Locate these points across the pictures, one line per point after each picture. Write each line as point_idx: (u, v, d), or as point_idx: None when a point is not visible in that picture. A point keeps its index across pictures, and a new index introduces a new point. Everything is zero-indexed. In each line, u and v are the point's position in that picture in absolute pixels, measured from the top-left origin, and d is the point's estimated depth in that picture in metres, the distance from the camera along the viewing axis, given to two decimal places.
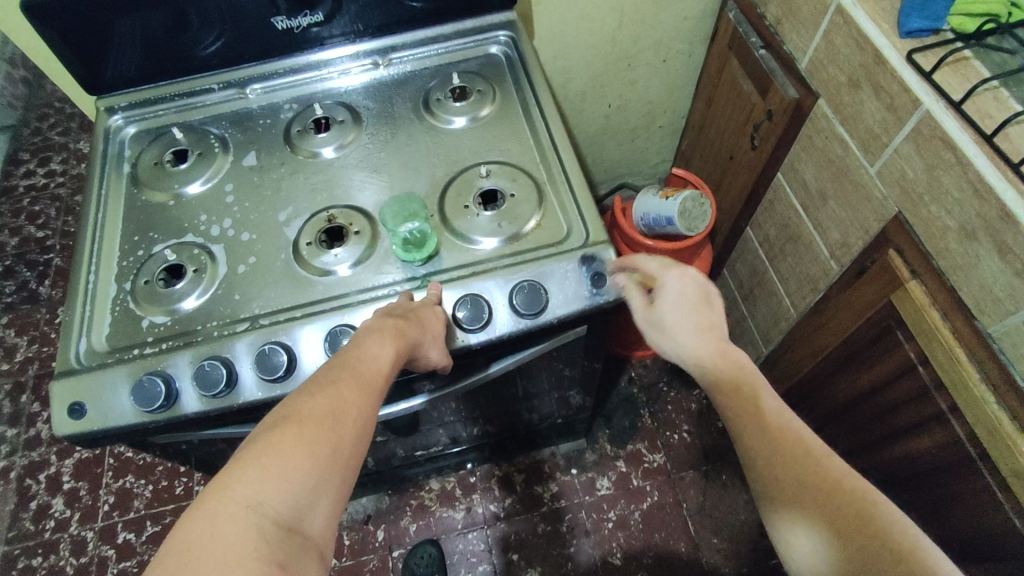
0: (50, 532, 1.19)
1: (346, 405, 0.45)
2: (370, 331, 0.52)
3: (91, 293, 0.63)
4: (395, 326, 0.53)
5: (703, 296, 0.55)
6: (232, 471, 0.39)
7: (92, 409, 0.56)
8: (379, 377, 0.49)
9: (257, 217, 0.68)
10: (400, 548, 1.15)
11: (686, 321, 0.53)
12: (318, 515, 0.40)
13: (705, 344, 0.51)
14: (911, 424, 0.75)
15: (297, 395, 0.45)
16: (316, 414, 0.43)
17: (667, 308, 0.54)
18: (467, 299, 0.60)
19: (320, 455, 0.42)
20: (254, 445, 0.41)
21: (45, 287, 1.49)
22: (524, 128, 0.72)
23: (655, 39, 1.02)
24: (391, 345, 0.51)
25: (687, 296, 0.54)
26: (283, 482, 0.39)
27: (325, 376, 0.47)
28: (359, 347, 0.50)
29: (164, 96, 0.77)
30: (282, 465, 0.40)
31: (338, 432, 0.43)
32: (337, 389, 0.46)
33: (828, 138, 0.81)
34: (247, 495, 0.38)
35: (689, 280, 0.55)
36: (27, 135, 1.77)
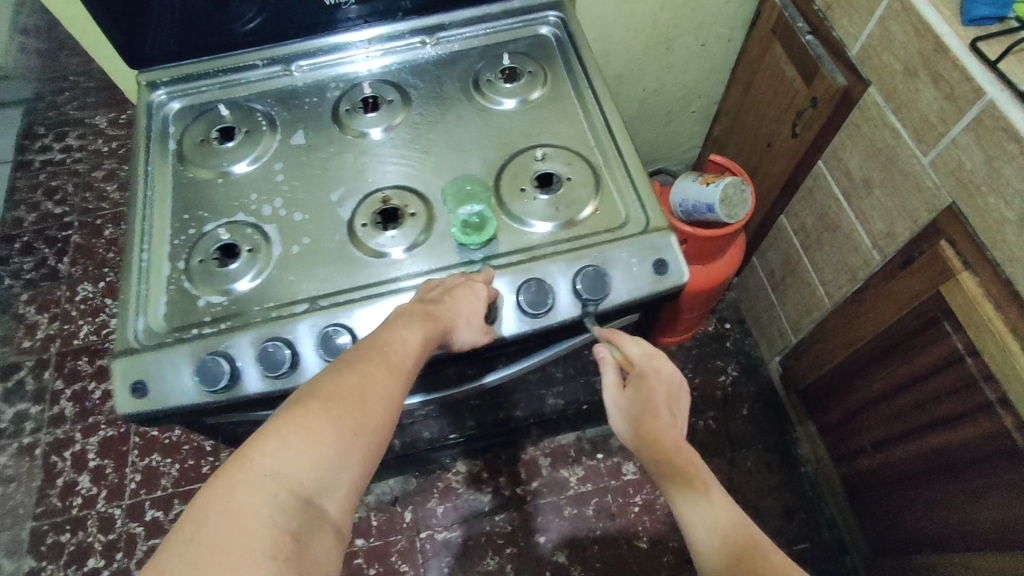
0: (77, 508, 1.20)
1: (371, 386, 0.47)
2: (401, 315, 0.53)
3: (145, 272, 0.63)
4: (426, 310, 0.54)
5: (671, 399, 0.54)
6: (257, 441, 0.42)
7: (154, 387, 0.56)
8: (407, 359, 0.50)
9: (307, 197, 0.67)
10: (427, 530, 1.16)
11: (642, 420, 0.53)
12: (335, 490, 0.43)
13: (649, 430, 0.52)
14: (953, 415, 0.76)
15: (327, 372, 0.48)
16: (338, 395, 0.46)
17: (633, 401, 0.54)
18: (524, 281, 0.59)
19: (341, 434, 0.44)
20: (281, 418, 0.44)
21: (65, 264, 1.48)
22: (577, 112, 0.71)
23: (695, 22, 1.01)
24: (421, 329, 0.52)
25: (656, 398, 0.53)
26: (302, 459, 0.42)
27: (356, 355, 0.49)
28: (390, 330, 0.51)
29: (208, 72, 0.76)
30: (302, 442, 0.43)
31: (360, 412, 0.46)
32: (363, 369, 0.48)
33: (878, 127, 0.80)
34: (266, 465, 0.41)
35: (667, 379, 0.55)
36: (42, 110, 1.75)
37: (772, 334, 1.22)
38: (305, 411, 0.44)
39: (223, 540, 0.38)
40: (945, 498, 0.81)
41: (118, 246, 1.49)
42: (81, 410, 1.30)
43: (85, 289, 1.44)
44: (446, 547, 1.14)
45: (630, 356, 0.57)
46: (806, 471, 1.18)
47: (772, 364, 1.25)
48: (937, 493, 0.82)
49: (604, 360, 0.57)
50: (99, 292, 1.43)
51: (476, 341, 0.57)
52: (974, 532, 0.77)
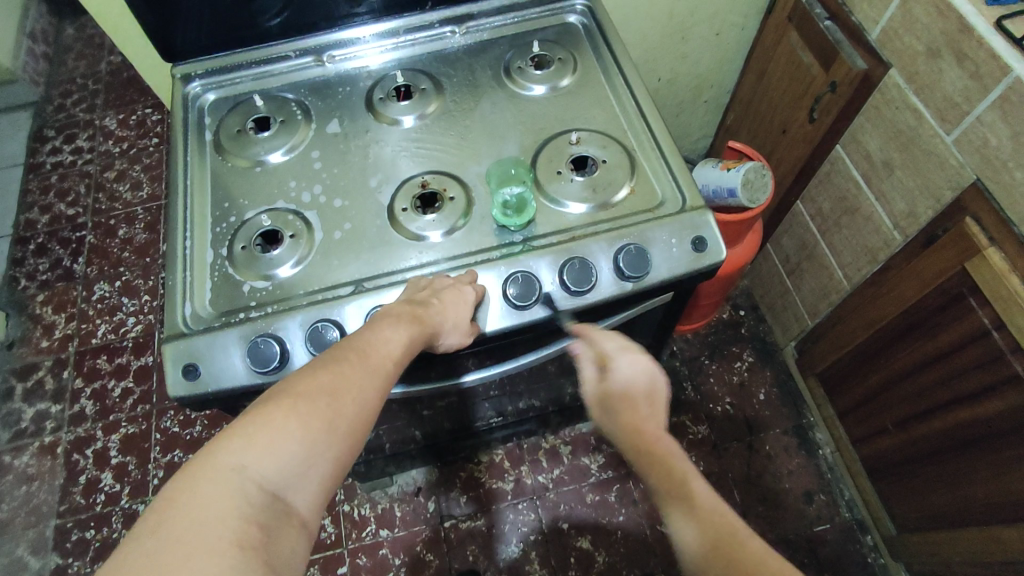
0: (101, 505, 1.20)
1: (348, 384, 0.44)
2: (388, 315, 0.51)
3: (189, 259, 0.64)
4: (414, 312, 0.52)
5: (648, 387, 0.53)
6: (227, 435, 0.40)
7: (205, 370, 0.57)
8: (387, 360, 0.48)
9: (347, 184, 0.68)
10: (451, 519, 1.17)
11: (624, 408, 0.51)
12: (303, 489, 0.41)
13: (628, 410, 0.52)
14: (979, 389, 0.77)
15: (303, 369, 0.45)
16: (312, 391, 0.43)
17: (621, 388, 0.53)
18: (518, 275, 0.60)
19: (313, 431, 0.41)
20: (251, 414, 0.41)
21: (80, 264, 1.48)
22: (608, 97, 0.72)
23: (712, 11, 1.02)
24: (406, 330, 0.50)
25: (636, 386, 0.53)
26: (270, 456, 0.40)
27: (333, 354, 0.47)
28: (374, 329, 0.49)
29: (240, 64, 0.77)
30: (272, 437, 0.40)
31: (334, 410, 0.43)
32: (340, 367, 0.45)
33: (899, 109, 0.81)
34: (236, 460, 0.39)
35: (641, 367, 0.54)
36: (51, 112, 1.75)
37: (788, 320, 1.24)
38: (276, 406, 0.41)
39: (187, 530, 0.35)
40: (970, 472, 0.82)
41: (133, 245, 1.50)
42: (102, 408, 1.30)
43: (102, 288, 1.44)
44: (470, 536, 1.15)
45: (604, 351, 0.56)
46: (824, 453, 1.19)
47: (787, 350, 1.26)
48: (963, 467, 0.83)
49: (584, 358, 0.58)
50: (115, 291, 1.44)
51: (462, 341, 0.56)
52: (1001, 504, 0.79)
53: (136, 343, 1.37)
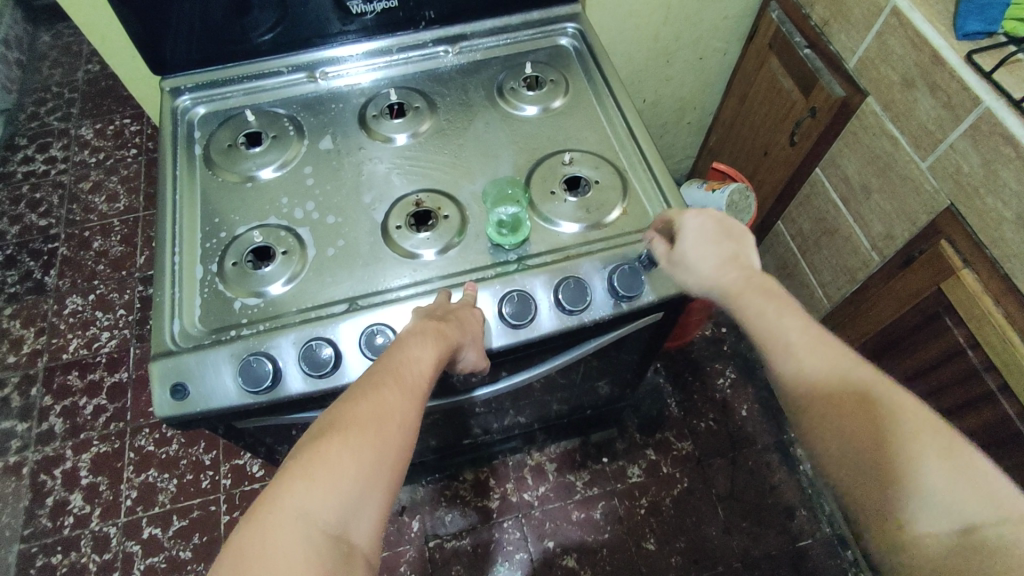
0: (69, 528, 1.16)
1: (390, 409, 0.45)
2: (413, 333, 0.52)
3: (178, 276, 0.63)
4: (437, 328, 0.53)
5: (721, 230, 0.60)
6: (283, 481, 0.40)
7: (195, 389, 0.56)
8: (422, 378, 0.49)
9: (341, 200, 0.68)
10: (435, 539, 1.15)
11: (711, 254, 0.59)
12: (364, 524, 0.41)
13: (726, 271, 0.58)
14: (957, 406, 0.80)
15: (342, 401, 0.46)
16: (358, 422, 0.44)
17: (691, 246, 0.59)
18: (514, 293, 0.60)
19: (365, 462, 0.42)
20: (301, 455, 0.42)
21: (52, 277, 1.44)
22: (600, 119, 0.74)
23: (695, 37, 1.05)
24: (433, 348, 0.51)
25: (707, 232, 0.60)
26: (329, 495, 0.40)
27: (369, 381, 0.48)
28: (402, 351, 0.51)
29: (232, 78, 0.76)
30: (327, 476, 0.40)
31: (383, 438, 0.44)
32: (379, 393, 0.46)
33: (876, 135, 0.85)
34: (295, 506, 0.39)
35: (706, 218, 0.60)
36: (24, 121, 1.71)
37: None
38: (328, 442, 0.42)
39: None
40: None
41: (108, 258, 1.46)
42: (72, 426, 1.26)
43: (74, 302, 1.40)
44: (455, 556, 1.13)
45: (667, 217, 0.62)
46: (804, 469, 1.21)
47: None
48: None
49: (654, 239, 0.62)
50: (88, 304, 1.40)
51: (478, 360, 0.58)
52: None
53: (109, 359, 1.33)
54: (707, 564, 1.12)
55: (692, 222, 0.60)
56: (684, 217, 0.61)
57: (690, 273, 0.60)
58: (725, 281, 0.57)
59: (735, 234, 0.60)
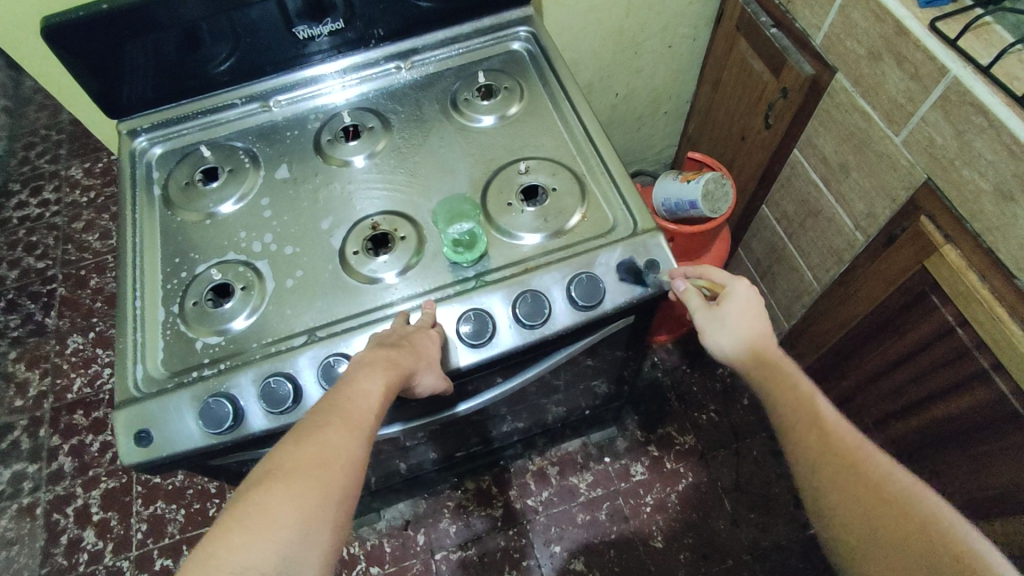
0: (84, 565, 1.18)
1: (334, 450, 0.46)
2: (363, 365, 0.52)
3: (140, 320, 0.62)
4: (389, 357, 0.53)
5: (762, 305, 0.60)
6: (220, 536, 0.41)
7: (159, 434, 0.56)
8: (370, 414, 0.49)
9: (298, 230, 0.67)
10: (441, 551, 1.15)
11: (750, 327, 0.58)
12: (307, 572, 0.41)
13: (760, 345, 0.58)
14: (951, 385, 0.77)
15: (284, 444, 0.46)
16: (299, 468, 0.44)
17: (733, 313, 0.59)
18: (470, 312, 0.60)
19: (307, 509, 0.43)
20: (241, 507, 0.42)
21: (52, 317, 1.46)
22: (556, 123, 0.72)
23: (661, 25, 1.03)
24: (383, 380, 0.51)
25: (752, 304, 0.59)
26: (270, 545, 0.41)
27: (315, 421, 0.48)
28: (350, 386, 0.50)
29: (186, 114, 0.76)
30: (268, 528, 0.41)
31: (324, 481, 0.44)
32: (322, 434, 0.47)
33: (848, 112, 0.82)
34: (232, 560, 0.40)
35: (756, 291, 0.60)
36: (15, 165, 1.73)
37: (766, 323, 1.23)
38: (269, 491, 0.43)
39: None
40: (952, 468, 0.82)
41: (104, 294, 1.48)
42: (80, 464, 1.28)
43: (75, 341, 1.42)
44: (462, 566, 1.13)
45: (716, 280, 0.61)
46: None
47: None
48: (950, 463, 0.82)
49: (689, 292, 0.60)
50: (89, 343, 1.42)
51: (439, 383, 0.57)
52: (983, 499, 0.79)
53: (112, 395, 1.35)
54: (716, 559, 1.11)
55: (741, 292, 0.60)
56: (736, 283, 0.60)
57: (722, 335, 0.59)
58: (757, 345, 0.57)
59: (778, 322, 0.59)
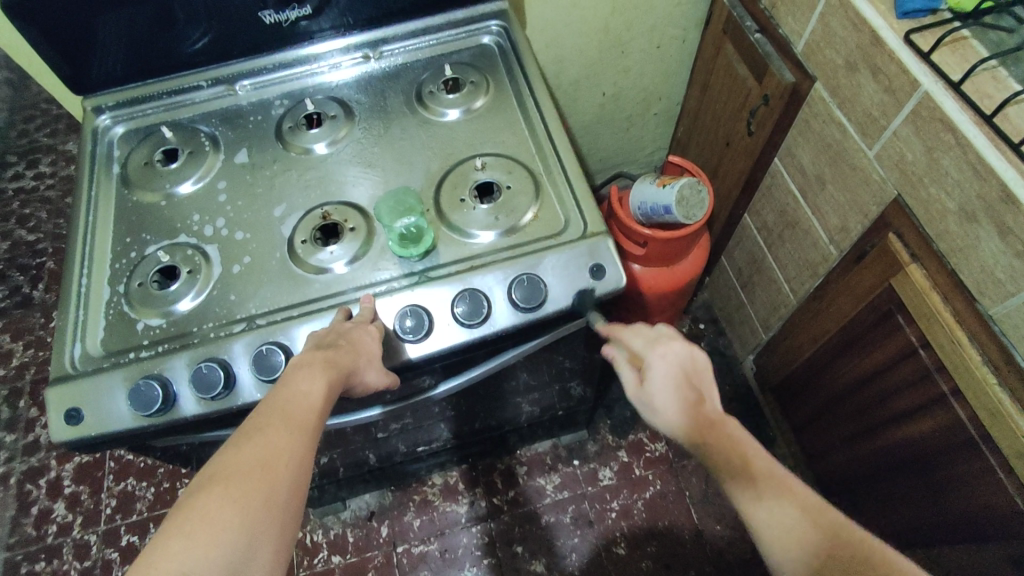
0: (52, 536, 1.19)
1: (278, 450, 0.45)
2: (300, 366, 0.51)
3: (84, 298, 0.62)
4: (326, 357, 0.52)
5: (685, 370, 0.53)
6: (156, 544, 0.38)
7: (88, 414, 0.55)
8: (314, 412, 0.48)
9: (250, 216, 0.67)
10: (404, 544, 1.15)
11: (671, 399, 0.52)
12: (256, 573, 0.40)
13: (686, 417, 0.51)
14: (913, 408, 0.75)
15: (222, 446, 0.44)
16: (240, 470, 0.42)
17: (654, 386, 0.53)
18: (409, 308, 0.59)
19: (251, 511, 0.41)
20: (177, 514, 0.40)
21: (38, 290, 1.47)
22: (519, 120, 0.71)
23: (649, 25, 1.01)
24: (323, 378, 0.50)
25: (671, 372, 0.53)
26: (211, 551, 0.38)
27: (256, 422, 0.46)
28: (289, 386, 0.49)
29: (152, 95, 0.76)
30: (207, 533, 0.39)
31: (269, 480, 0.43)
32: (265, 435, 0.45)
33: (826, 123, 0.80)
34: (172, 568, 0.37)
35: (674, 355, 0.54)
36: (14, 137, 1.75)
37: (745, 334, 1.21)
38: (209, 496, 0.41)
39: None
40: (910, 493, 0.80)
41: None
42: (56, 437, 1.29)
43: None
44: (423, 560, 1.13)
45: (633, 349, 0.56)
46: None
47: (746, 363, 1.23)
48: (908, 488, 0.81)
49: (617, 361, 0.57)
50: None
51: (381, 380, 0.56)
52: (938, 527, 0.77)
53: None
54: (678, 569, 1.10)
55: (657, 361, 0.54)
56: (651, 354, 0.54)
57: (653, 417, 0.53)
58: (681, 425, 0.51)
59: (700, 386, 0.53)
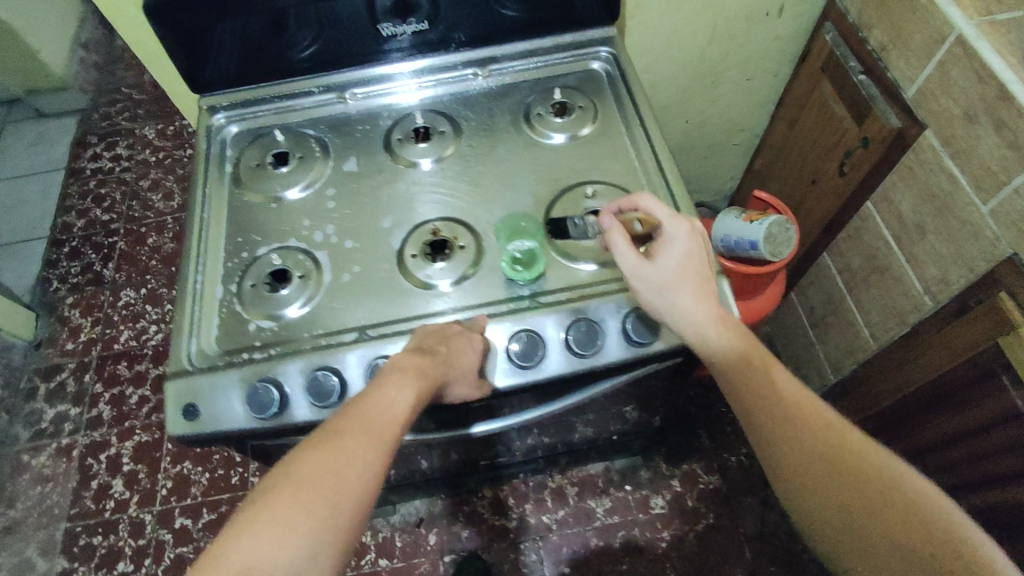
0: (109, 512, 1.22)
1: (350, 458, 0.47)
2: (394, 371, 0.53)
3: (198, 294, 0.64)
4: (418, 366, 0.53)
5: (700, 257, 0.57)
6: (232, 535, 0.43)
7: (204, 410, 0.57)
8: (392, 423, 0.50)
9: (358, 225, 0.68)
10: (451, 554, 1.16)
11: (689, 288, 0.56)
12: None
13: (700, 309, 0.55)
14: (1012, 472, 0.73)
15: (303, 448, 0.48)
16: (312, 473, 0.46)
17: (671, 266, 0.56)
18: (523, 332, 0.59)
19: (316, 516, 0.44)
20: (256, 504, 0.45)
21: (109, 269, 1.52)
22: (627, 149, 0.71)
23: (744, 56, 1.00)
24: (412, 390, 0.52)
25: (689, 257, 0.57)
26: (274, 548, 0.42)
27: (337, 426, 0.49)
28: (377, 393, 0.51)
29: (266, 98, 0.78)
30: (274, 532, 0.43)
31: (336, 488, 0.46)
32: (341, 441, 0.48)
33: (933, 171, 0.78)
34: (240, 561, 0.42)
35: (693, 242, 0.57)
36: (97, 119, 1.81)
37: (812, 373, 1.19)
38: (282, 493, 0.45)
39: None
40: None
41: (160, 254, 1.53)
42: (118, 414, 1.33)
43: (128, 295, 1.48)
44: None
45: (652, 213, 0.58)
46: None
47: None
48: None
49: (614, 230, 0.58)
50: (140, 298, 1.47)
51: (470, 394, 0.57)
52: None
53: (155, 352, 1.39)
54: None
55: (679, 242, 0.57)
56: (673, 229, 0.57)
57: (659, 294, 0.56)
58: (696, 318, 0.55)
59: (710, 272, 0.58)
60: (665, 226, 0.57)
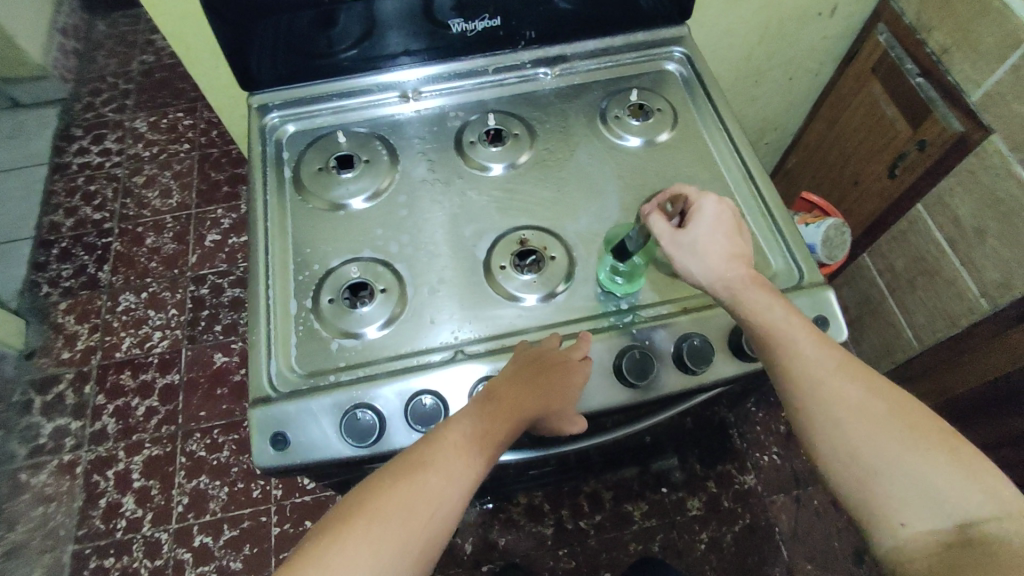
0: (121, 532, 1.15)
1: (424, 496, 0.46)
2: (484, 401, 0.51)
3: (272, 310, 0.59)
4: (510, 398, 0.51)
5: (734, 221, 0.56)
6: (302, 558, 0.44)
7: (296, 440, 0.53)
8: (470, 464, 0.48)
9: (436, 235, 0.64)
10: (489, 564, 1.13)
11: (722, 245, 0.54)
12: None
13: (732, 268, 0.54)
14: None
15: (380, 479, 0.47)
16: (385, 509, 0.45)
17: (702, 232, 0.55)
18: (634, 349, 0.56)
19: (382, 552, 0.44)
20: (331, 530, 0.45)
21: (105, 272, 1.43)
22: (711, 154, 0.69)
23: (790, 56, 0.99)
24: (497, 425, 0.50)
25: (723, 221, 0.55)
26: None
27: (415, 459, 0.48)
28: (463, 427, 0.50)
29: (321, 96, 0.73)
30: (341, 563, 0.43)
31: (405, 526, 0.45)
32: (417, 477, 0.47)
33: (998, 176, 0.79)
34: None
35: (724, 206, 0.56)
36: (80, 110, 1.70)
37: None
38: (351, 524, 0.45)
39: None
40: None
41: (160, 255, 1.44)
42: (124, 427, 1.25)
43: (127, 299, 1.39)
44: None
45: (682, 192, 0.57)
46: None
47: None
48: None
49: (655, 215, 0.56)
50: (141, 302, 1.38)
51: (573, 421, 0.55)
52: None
53: (161, 360, 1.32)
54: None
55: (710, 209, 0.55)
56: (704, 200, 0.55)
57: (695, 259, 0.54)
58: (730, 278, 0.53)
59: (743, 231, 0.57)
60: (693, 198, 0.56)
